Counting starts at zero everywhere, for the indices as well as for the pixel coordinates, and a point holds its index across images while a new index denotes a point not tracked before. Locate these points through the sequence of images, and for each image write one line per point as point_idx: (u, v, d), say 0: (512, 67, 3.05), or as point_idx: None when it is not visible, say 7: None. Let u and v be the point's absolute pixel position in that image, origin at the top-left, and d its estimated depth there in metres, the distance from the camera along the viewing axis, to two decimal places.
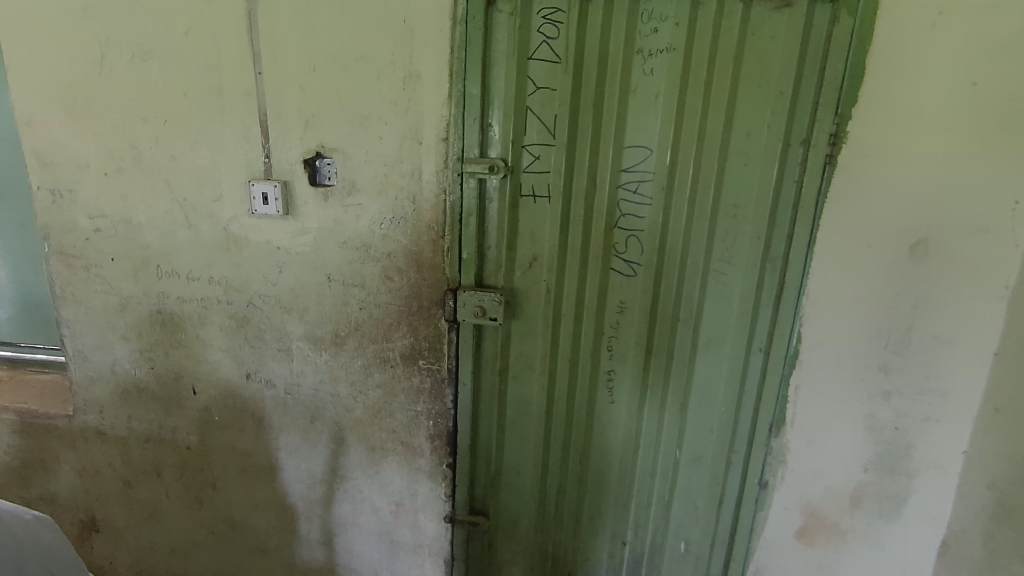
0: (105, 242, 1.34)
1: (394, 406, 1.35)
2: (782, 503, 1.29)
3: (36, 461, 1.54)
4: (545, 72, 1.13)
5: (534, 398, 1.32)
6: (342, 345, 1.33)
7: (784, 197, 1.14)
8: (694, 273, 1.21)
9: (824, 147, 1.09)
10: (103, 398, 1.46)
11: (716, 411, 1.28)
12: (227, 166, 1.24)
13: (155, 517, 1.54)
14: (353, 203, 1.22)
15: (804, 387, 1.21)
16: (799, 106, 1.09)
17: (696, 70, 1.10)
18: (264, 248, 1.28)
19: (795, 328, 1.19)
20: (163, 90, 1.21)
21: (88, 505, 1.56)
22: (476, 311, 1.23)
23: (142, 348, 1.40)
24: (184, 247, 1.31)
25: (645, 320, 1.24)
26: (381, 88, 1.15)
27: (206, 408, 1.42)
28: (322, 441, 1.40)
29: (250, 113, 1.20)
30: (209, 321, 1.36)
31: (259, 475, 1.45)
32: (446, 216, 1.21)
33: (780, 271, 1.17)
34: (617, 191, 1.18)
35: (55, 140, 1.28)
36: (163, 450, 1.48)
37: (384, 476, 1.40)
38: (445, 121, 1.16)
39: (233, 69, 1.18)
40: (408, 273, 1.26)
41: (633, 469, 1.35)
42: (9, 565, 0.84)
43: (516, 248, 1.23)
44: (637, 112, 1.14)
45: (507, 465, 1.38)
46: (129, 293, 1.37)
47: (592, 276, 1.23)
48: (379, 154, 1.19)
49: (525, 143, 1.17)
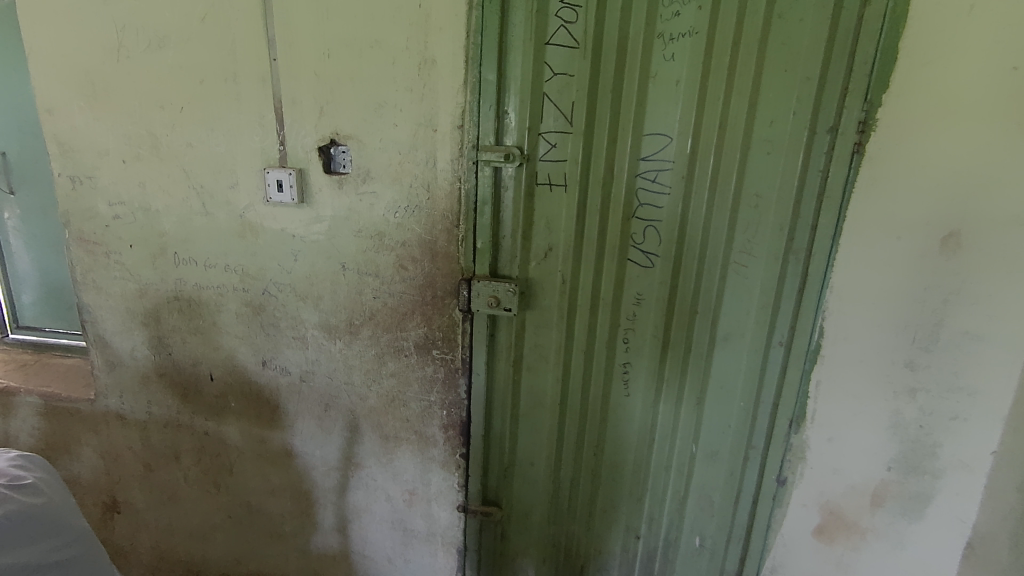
0: (124, 229, 1.35)
1: (408, 395, 1.35)
2: (800, 500, 1.27)
3: (60, 443, 1.56)
4: (563, 57, 1.10)
5: (549, 389, 1.31)
6: (357, 333, 1.32)
7: (809, 187, 1.10)
8: (713, 266, 1.18)
9: (852, 136, 1.05)
10: (123, 382, 1.48)
11: (734, 405, 1.26)
12: (242, 153, 1.23)
13: (174, 500, 1.56)
14: (368, 191, 1.22)
15: (825, 382, 1.18)
16: (826, 92, 1.05)
17: (719, 55, 1.07)
18: (279, 236, 1.28)
19: (817, 321, 1.16)
20: (179, 76, 1.21)
21: (110, 487, 1.59)
22: (491, 301, 1.22)
23: (161, 335, 1.42)
24: (200, 234, 1.31)
25: (662, 311, 1.22)
26: (396, 74, 1.14)
27: (223, 395, 1.43)
28: (337, 429, 1.41)
29: (265, 100, 1.19)
30: (225, 308, 1.36)
31: (275, 461, 1.47)
32: (460, 204, 1.19)
33: (803, 264, 1.14)
34: (636, 180, 1.16)
35: (75, 127, 1.29)
36: (182, 436, 1.49)
37: (397, 465, 1.41)
38: (460, 108, 1.14)
39: (249, 56, 1.17)
40: (422, 262, 1.25)
41: (647, 463, 1.34)
42: (49, 524, 0.82)
43: (531, 237, 1.21)
44: (657, 100, 1.11)
45: (521, 457, 1.37)
46: (148, 279, 1.38)
47: (608, 265, 1.21)
48: (393, 141, 1.17)
49: (541, 131, 1.15)
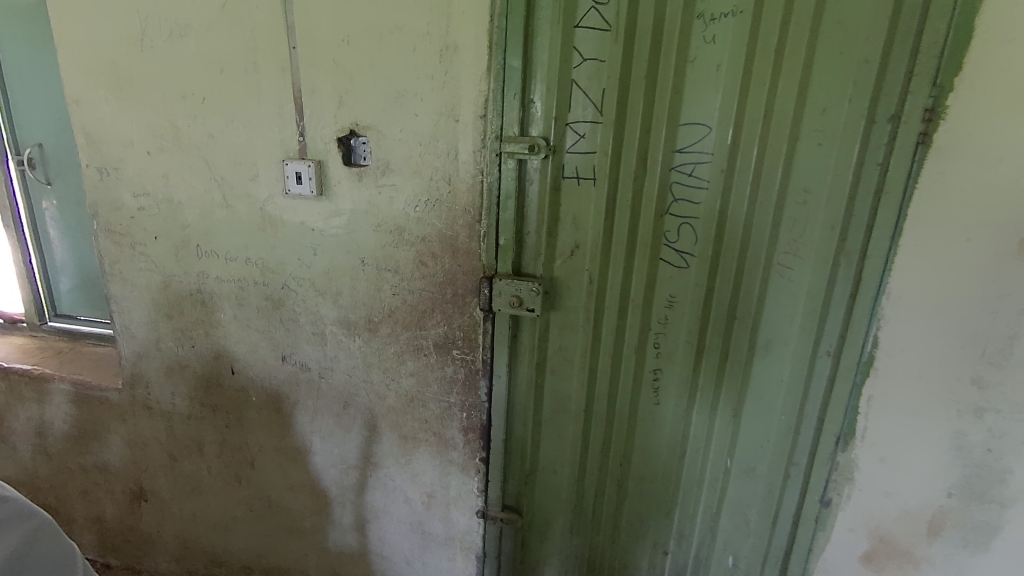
0: (149, 221, 1.33)
1: (427, 396, 1.31)
2: (847, 524, 1.18)
3: (90, 431, 1.57)
4: (593, 42, 1.03)
5: (574, 393, 1.24)
6: (376, 331, 1.29)
7: (865, 182, 1.00)
8: (755, 269, 1.09)
9: (917, 125, 0.95)
10: (148, 374, 1.47)
11: (774, 418, 1.17)
12: (262, 144, 1.21)
13: (198, 491, 1.55)
14: (387, 184, 1.17)
15: (878, 398, 1.09)
16: (887, 76, 0.94)
17: (766, 36, 0.97)
18: (299, 229, 1.25)
19: (870, 330, 1.07)
20: (201, 66, 1.19)
21: (137, 475, 1.58)
22: (512, 301, 1.16)
23: (183, 327, 1.40)
24: (222, 226, 1.29)
25: (697, 315, 1.14)
26: (417, 62, 1.08)
27: (243, 389, 1.41)
28: (356, 427, 1.38)
29: (284, 90, 1.16)
30: (245, 302, 1.34)
31: (294, 457, 1.44)
32: (482, 198, 1.14)
33: (857, 266, 1.05)
34: (670, 174, 1.07)
35: (102, 118, 1.29)
36: (205, 428, 1.48)
37: (416, 466, 1.37)
38: (483, 96, 1.08)
39: (269, 44, 1.14)
40: (443, 259, 1.20)
41: (678, 477, 1.26)
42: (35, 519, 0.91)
43: (557, 234, 1.15)
44: (695, 86, 1.02)
45: (543, 463, 1.31)
46: (171, 271, 1.36)
47: (639, 266, 1.14)
48: (413, 132, 1.12)
49: (569, 121, 1.08)
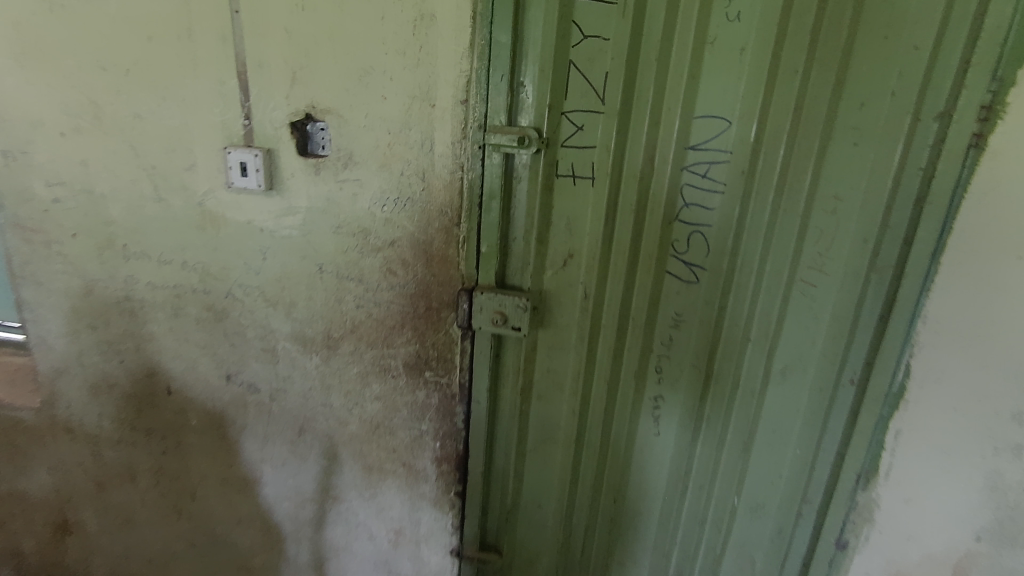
0: (66, 215, 1.13)
1: (396, 423, 1.14)
2: (864, 568, 1.04)
3: (4, 456, 1.36)
4: (597, 16, 0.87)
5: (563, 422, 1.09)
6: (336, 348, 1.11)
7: (904, 190, 0.86)
8: (774, 287, 0.96)
9: (973, 123, 0.80)
10: (69, 392, 1.26)
11: (788, 452, 1.04)
12: (200, 128, 1.02)
13: (131, 524, 1.36)
14: (350, 179, 1.00)
15: (906, 433, 0.96)
16: (938, 66, 0.80)
17: (799, 16, 0.83)
18: (245, 229, 1.07)
19: (903, 358, 0.93)
20: (124, 31, 0.99)
21: (59, 505, 1.38)
22: (495, 319, 1.00)
23: (109, 340, 1.20)
24: (154, 224, 1.10)
25: (706, 337, 1.00)
26: (385, 34, 0.91)
27: (182, 411, 1.23)
28: (313, 456, 1.20)
29: (226, 63, 0.97)
30: (183, 313, 1.15)
31: (241, 488, 1.26)
32: (462, 198, 0.97)
33: (890, 286, 0.91)
34: (681, 175, 0.93)
35: (4, 91, 1.08)
36: (138, 454, 1.28)
37: (382, 500, 1.20)
38: (464, 78, 0.91)
39: (206, 7, 0.95)
40: (415, 267, 1.03)
41: (678, 516, 1.12)
42: None
43: (548, 241, 0.99)
44: (714, 73, 0.87)
45: (527, 498, 1.16)
46: (94, 275, 1.16)
47: (642, 280, 0.99)
48: (381, 117, 0.95)
49: (565, 110, 0.92)
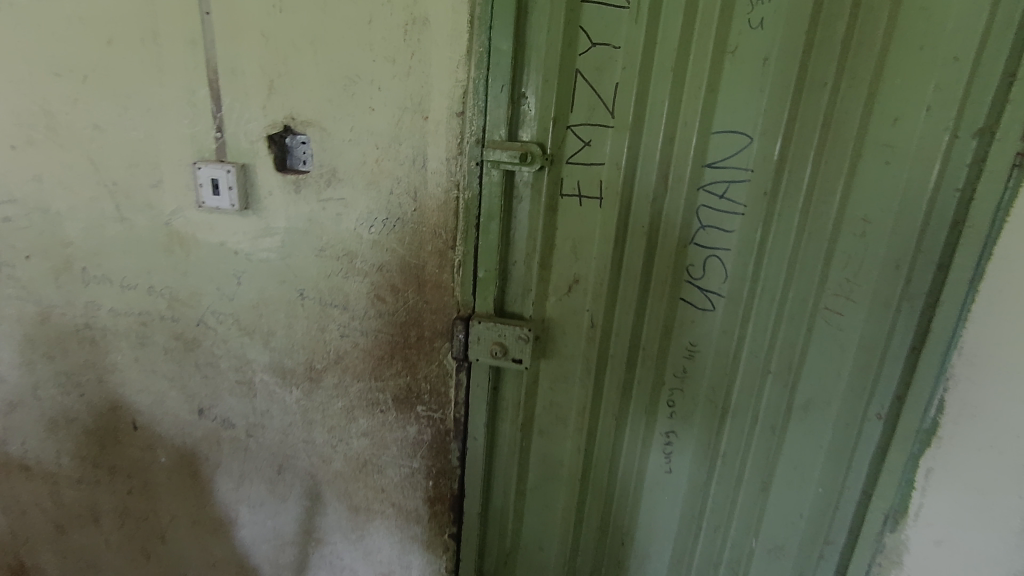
0: (19, 235, 1.03)
1: (384, 461, 1.05)
2: None
3: None
4: (607, 22, 0.79)
5: (566, 459, 1.01)
6: (319, 381, 1.02)
7: (939, 212, 0.77)
8: (797, 317, 0.88)
9: (1015, 142, 0.71)
10: (25, 427, 1.16)
11: (809, 493, 0.95)
12: (166, 141, 0.92)
13: (93, 568, 1.25)
14: (334, 198, 0.91)
15: (939, 471, 0.83)
16: (979, 77, 0.72)
17: (828, 24, 0.75)
18: (218, 251, 0.97)
19: (937, 392, 0.82)
20: (80, 33, 0.89)
21: (16, 548, 1.27)
22: (494, 350, 0.91)
23: (68, 371, 1.10)
24: (116, 246, 1.00)
25: (722, 368, 0.92)
26: (372, 39, 0.82)
27: (149, 448, 1.12)
28: (293, 496, 1.11)
29: (195, 70, 0.88)
30: (149, 342, 1.05)
31: (215, 530, 1.16)
32: (457, 219, 0.89)
33: (922, 315, 0.81)
34: (698, 194, 0.85)
35: None
36: (100, 494, 1.18)
37: (369, 543, 1.11)
38: (460, 88, 0.83)
39: (172, 8, 0.85)
40: (405, 294, 0.94)
41: (690, 558, 1.04)
42: None
43: (551, 265, 0.91)
44: (734, 85, 0.80)
45: (528, 539, 1.08)
46: (50, 300, 1.06)
47: (654, 307, 0.91)
48: (368, 130, 0.86)
49: (571, 123, 0.84)
